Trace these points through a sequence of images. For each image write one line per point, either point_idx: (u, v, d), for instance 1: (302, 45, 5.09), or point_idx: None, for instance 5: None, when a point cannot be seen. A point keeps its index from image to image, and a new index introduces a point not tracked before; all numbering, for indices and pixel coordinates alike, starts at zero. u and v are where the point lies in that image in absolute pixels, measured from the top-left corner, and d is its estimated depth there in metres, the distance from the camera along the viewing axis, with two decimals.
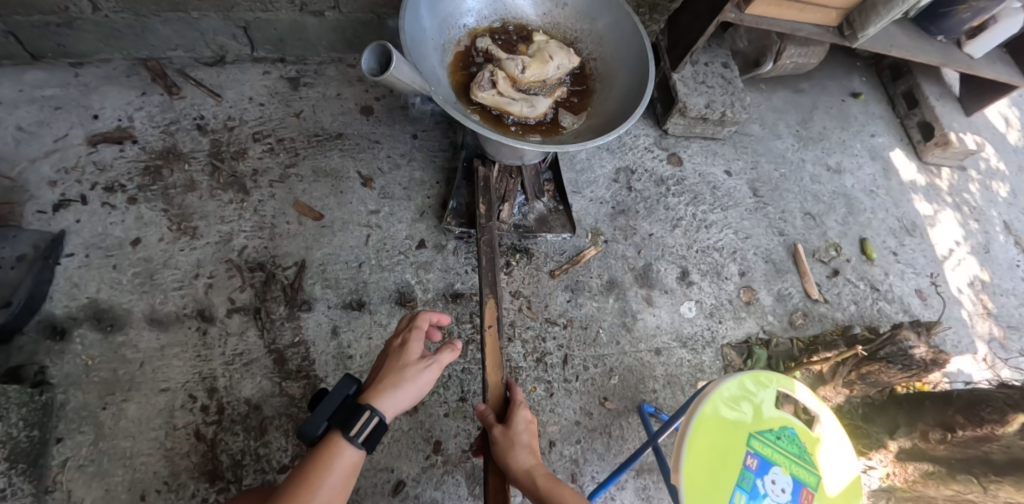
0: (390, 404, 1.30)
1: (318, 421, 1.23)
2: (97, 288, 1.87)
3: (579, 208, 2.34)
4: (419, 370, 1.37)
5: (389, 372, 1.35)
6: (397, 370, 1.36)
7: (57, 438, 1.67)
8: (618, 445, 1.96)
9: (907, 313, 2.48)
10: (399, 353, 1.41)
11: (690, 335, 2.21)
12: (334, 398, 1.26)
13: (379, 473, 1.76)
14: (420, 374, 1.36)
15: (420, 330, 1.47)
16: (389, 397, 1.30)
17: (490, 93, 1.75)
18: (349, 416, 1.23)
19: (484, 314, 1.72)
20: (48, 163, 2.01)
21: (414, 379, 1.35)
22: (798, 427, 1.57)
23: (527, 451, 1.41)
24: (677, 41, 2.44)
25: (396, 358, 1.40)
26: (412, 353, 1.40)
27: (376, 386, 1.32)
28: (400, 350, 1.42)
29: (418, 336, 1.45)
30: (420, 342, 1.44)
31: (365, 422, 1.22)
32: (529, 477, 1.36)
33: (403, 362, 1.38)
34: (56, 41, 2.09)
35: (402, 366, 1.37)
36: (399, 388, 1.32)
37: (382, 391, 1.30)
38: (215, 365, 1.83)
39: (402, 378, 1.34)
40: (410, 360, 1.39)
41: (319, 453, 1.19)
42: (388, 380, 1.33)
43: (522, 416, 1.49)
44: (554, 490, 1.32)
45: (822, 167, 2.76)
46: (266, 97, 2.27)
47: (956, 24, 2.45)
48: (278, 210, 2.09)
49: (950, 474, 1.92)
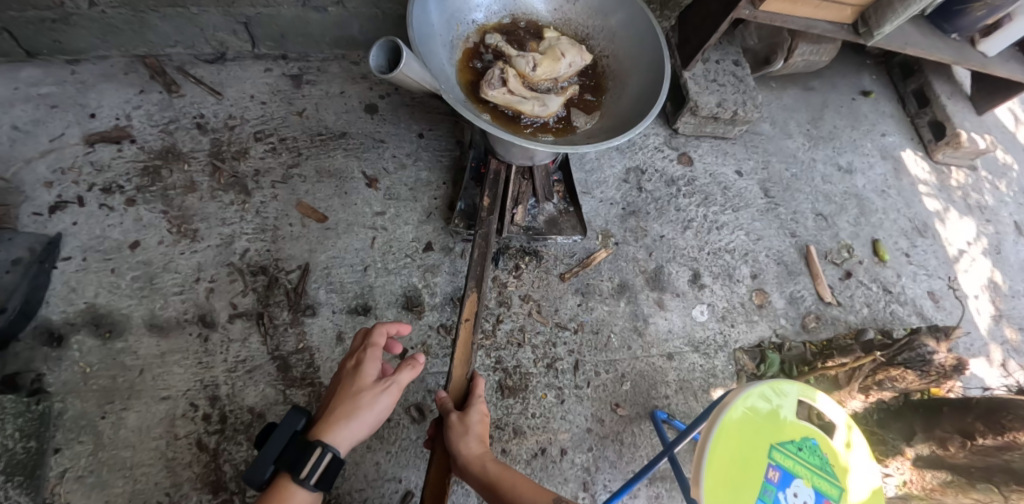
0: (345, 436, 1.25)
1: (264, 465, 1.19)
2: (95, 293, 1.82)
3: (589, 209, 2.29)
4: (375, 395, 1.31)
5: (342, 400, 1.30)
6: (351, 397, 1.30)
7: (55, 448, 1.62)
8: (631, 453, 1.92)
9: (921, 315, 2.44)
10: (353, 377, 1.35)
11: (703, 339, 2.16)
12: (280, 437, 1.21)
13: (387, 483, 1.71)
14: (376, 399, 1.30)
15: (376, 350, 1.40)
16: (343, 429, 1.25)
17: (500, 91, 1.70)
18: (297, 458, 1.19)
19: (464, 306, 1.71)
20: (44, 163, 1.95)
21: (370, 405, 1.29)
22: (820, 437, 1.52)
23: (478, 441, 1.45)
24: (689, 38, 2.38)
25: (350, 382, 1.34)
26: (367, 376, 1.34)
27: (329, 417, 1.27)
28: (355, 372, 1.36)
29: (373, 356, 1.38)
30: (376, 362, 1.38)
31: (315, 463, 1.18)
32: (477, 463, 1.40)
33: (358, 387, 1.32)
34: (52, 37, 2.03)
35: (356, 393, 1.30)
36: (354, 417, 1.27)
37: (334, 423, 1.25)
38: (217, 372, 1.78)
39: (356, 407, 1.28)
40: (365, 384, 1.32)
41: (267, 501, 1.16)
42: (342, 409, 1.28)
43: (479, 410, 1.53)
44: (501, 476, 1.37)
45: (833, 167, 2.71)
46: (268, 95, 2.21)
47: (970, 23, 2.40)
48: (281, 211, 2.03)
49: (969, 482, 1.86)
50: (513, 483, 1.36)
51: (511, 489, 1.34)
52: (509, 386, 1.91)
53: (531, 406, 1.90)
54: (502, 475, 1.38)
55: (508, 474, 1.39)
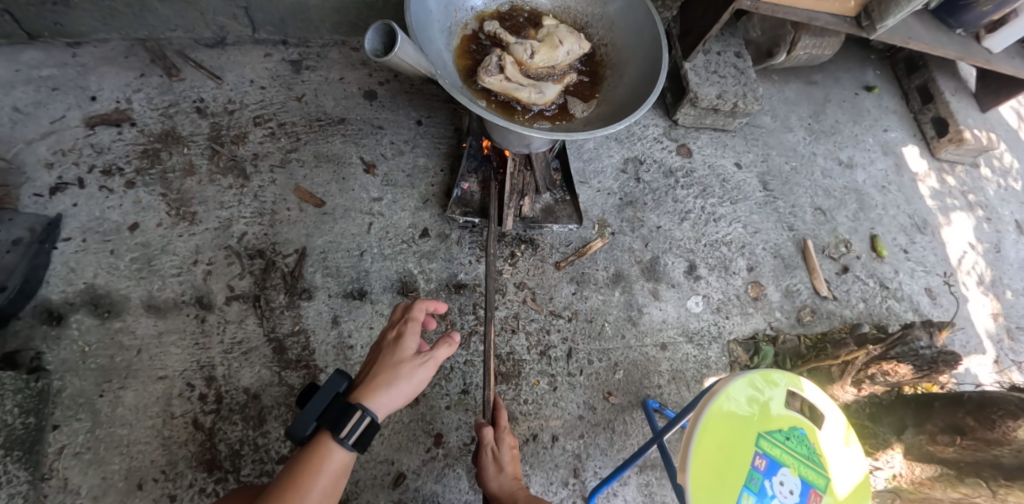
0: (384, 402, 1.24)
1: (307, 422, 1.18)
2: (94, 273, 1.84)
3: (586, 198, 2.30)
4: (414, 366, 1.30)
5: (382, 369, 1.29)
6: (391, 366, 1.29)
7: (53, 425, 1.65)
8: (622, 441, 1.93)
9: (917, 312, 2.44)
10: (394, 348, 1.34)
11: (697, 329, 2.17)
12: (324, 396, 1.21)
13: (380, 465, 1.74)
14: (415, 371, 1.29)
15: (416, 324, 1.40)
16: (382, 395, 1.24)
17: (497, 78, 1.69)
18: (339, 416, 1.17)
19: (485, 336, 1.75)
20: (44, 144, 1.97)
21: (409, 376, 1.28)
22: (807, 426, 1.53)
23: (508, 475, 1.49)
24: (689, 28, 2.37)
25: (390, 353, 1.34)
26: (407, 349, 1.34)
27: (369, 383, 1.26)
28: (395, 344, 1.36)
29: (413, 330, 1.39)
30: (415, 337, 1.38)
31: (355, 423, 1.16)
32: (510, 499, 1.43)
33: (398, 358, 1.31)
34: (53, 19, 2.04)
35: (396, 363, 1.30)
36: (393, 386, 1.26)
37: (373, 389, 1.25)
38: (214, 353, 1.80)
39: (395, 376, 1.27)
40: (405, 356, 1.32)
41: (307, 455, 1.15)
42: (382, 376, 1.27)
43: (509, 442, 1.57)
44: None
45: (834, 162, 2.70)
46: (268, 80, 2.22)
47: (976, 17, 2.36)
48: (279, 196, 2.04)
49: (958, 476, 1.87)
50: None
51: None
52: (503, 373, 1.93)
53: (524, 392, 1.92)
54: None
55: None
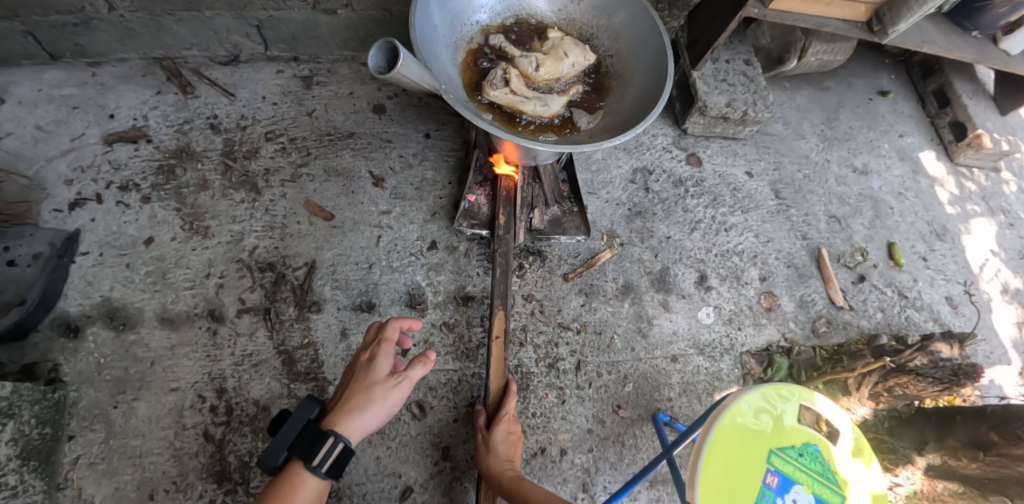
0: (358, 427, 1.25)
1: (278, 451, 1.18)
2: (110, 287, 1.88)
3: (594, 209, 2.29)
4: (388, 388, 1.30)
5: (355, 392, 1.29)
6: (364, 388, 1.29)
7: (69, 435, 1.69)
8: (632, 455, 1.91)
9: (937, 321, 2.37)
10: (367, 370, 1.34)
11: (708, 342, 2.14)
12: (295, 424, 1.20)
13: (387, 478, 1.73)
14: (389, 393, 1.30)
15: (389, 344, 1.39)
16: (355, 419, 1.24)
17: (502, 91, 1.70)
18: (311, 445, 1.18)
19: (494, 325, 1.82)
20: (64, 161, 2.03)
21: (382, 398, 1.28)
22: (821, 443, 1.49)
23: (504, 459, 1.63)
24: (698, 37, 2.36)
25: (363, 374, 1.33)
26: (380, 370, 1.33)
27: (341, 407, 1.26)
28: (368, 366, 1.35)
29: (387, 350, 1.38)
30: (389, 357, 1.37)
31: (328, 452, 1.17)
32: (500, 477, 1.58)
33: (371, 380, 1.31)
34: (75, 40, 2.10)
35: (370, 385, 1.30)
36: (367, 409, 1.26)
37: (346, 413, 1.25)
38: (225, 365, 1.83)
39: (369, 399, 1.27)
40: (378, 377, 1.32)
41: (279, 486, 1.15)
42: (355, 399, 1.27)
43: (505, 428, 1.71)
44: (519, 485, 1.51)
45: (848, 169, 2.66)
46: (279, 96, 2.26)
47: (992, 20, 2.32)
48: (289, 209, 2.07)
49: (981, 494, 1.82)
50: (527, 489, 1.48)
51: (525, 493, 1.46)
52: (511, 386, 1.92)
53: (532, 406, 1.90)
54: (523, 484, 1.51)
55: (525, 484, 1.51)
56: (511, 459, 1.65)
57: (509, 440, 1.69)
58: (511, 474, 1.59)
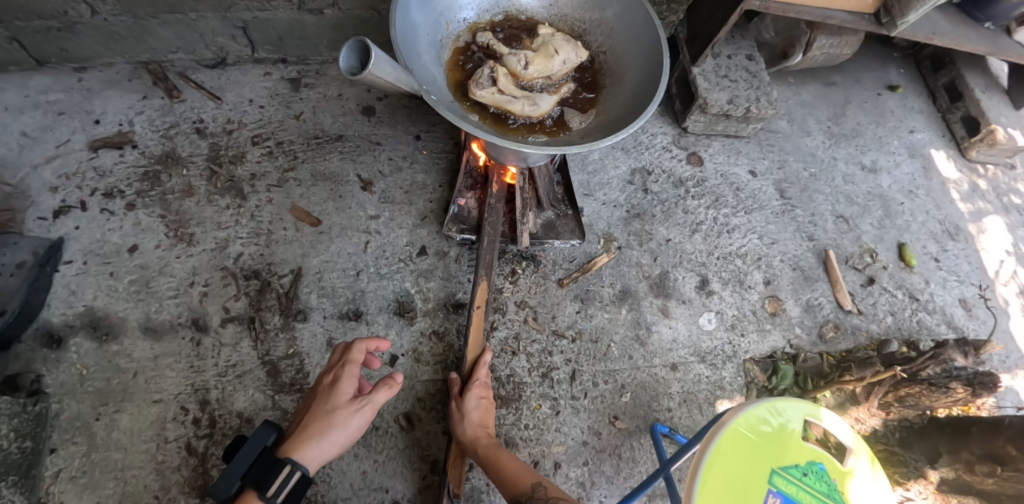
0: (316, 454, 1.26)
1: (230, 481, 1.17)
2: (94, 296, 1.84)
3: (590, 211, 2.21)
4: (350, 413, 1.32)
5: (315, 418, 1.30)
6: (325, 414, 1.31)
7: (50, 448, 1.64)
8: (629, 468, 1.83)
9: (951, 325, 2.27)
10: (329, 394, 1.36)
11: (710, 349, 2.06)
12: (250, 451, 1.21)
13: (373, 493, 1.67)
14: (350, 418, 1.32)
15: (354, 366, 1.41)
16: (313, 447, 1.25)
17: (489, 91, 1.63)
18: (265, 474, 1.19)
19: (475, 294, 1.83)
20: (49, 169, 1.99)
21: (342, 424, 1.30)
22: (828, 461, 1.41)
23: (477, 426, 1.64)
24: (697, 32, 2.27)
25: (325, 399, 1.35)
26: (342, 395, 1.35)
27: (300, 433, 1.27)
28: (330, 389, 1.37)
29: (350, 373, 1.40)
30: (352, 380, 1.39)
31: (283, 480, 1.18)
32: (474, 445, 1.60)
33: (332, 405, 1.33)
34: (59, 45, 2.07)
35: (330, 410, 1.32)
36: (326, 436, 1.28)
37: (304, 440, 1.26)
38: (208, 376, 1.78)
39: (328, 425, 1.29)
40: (339, 402, 1.33)
41: None
42: (314, 426, 1.28)
43: (477, 393, 1.71)
44: (496, 456, 1.55)
45: (856, 167, 2.56)
46: (266, 99, 2.21)
47: (1006, 10, 2.21)
48: (275, 215, 2.02)
49: None
50: (505, 463, 1.52)
51: (504, 468, 1.51)
52: (502, 396, 1.85)
53: (525, 417, 1.84)
54: (500, 457, 1.54)
55: (502, 456, 1.55)
56: (484, 425, 1.66)
57: (482, 406, 1.70)
58: (486, 441, 1.60)
